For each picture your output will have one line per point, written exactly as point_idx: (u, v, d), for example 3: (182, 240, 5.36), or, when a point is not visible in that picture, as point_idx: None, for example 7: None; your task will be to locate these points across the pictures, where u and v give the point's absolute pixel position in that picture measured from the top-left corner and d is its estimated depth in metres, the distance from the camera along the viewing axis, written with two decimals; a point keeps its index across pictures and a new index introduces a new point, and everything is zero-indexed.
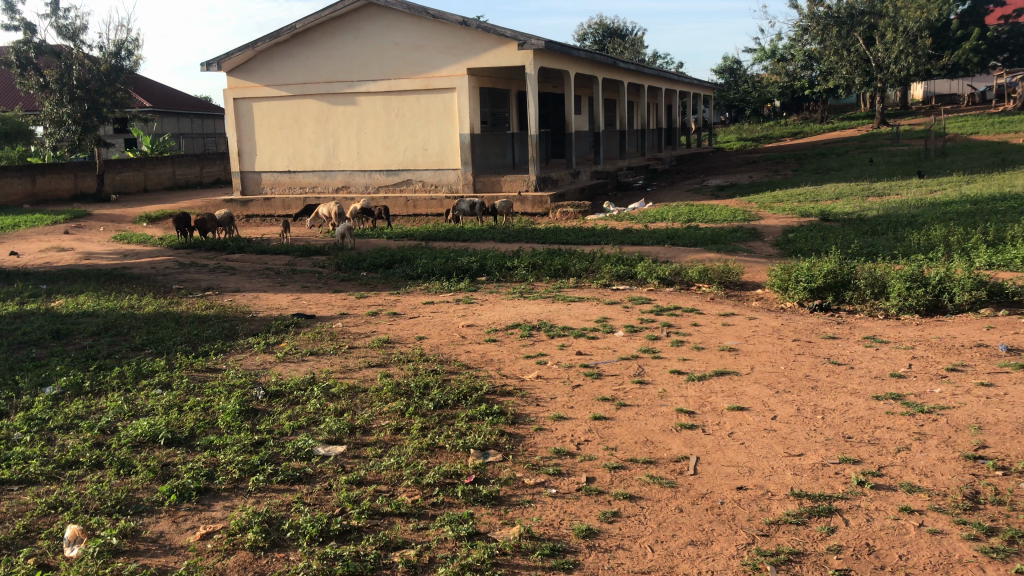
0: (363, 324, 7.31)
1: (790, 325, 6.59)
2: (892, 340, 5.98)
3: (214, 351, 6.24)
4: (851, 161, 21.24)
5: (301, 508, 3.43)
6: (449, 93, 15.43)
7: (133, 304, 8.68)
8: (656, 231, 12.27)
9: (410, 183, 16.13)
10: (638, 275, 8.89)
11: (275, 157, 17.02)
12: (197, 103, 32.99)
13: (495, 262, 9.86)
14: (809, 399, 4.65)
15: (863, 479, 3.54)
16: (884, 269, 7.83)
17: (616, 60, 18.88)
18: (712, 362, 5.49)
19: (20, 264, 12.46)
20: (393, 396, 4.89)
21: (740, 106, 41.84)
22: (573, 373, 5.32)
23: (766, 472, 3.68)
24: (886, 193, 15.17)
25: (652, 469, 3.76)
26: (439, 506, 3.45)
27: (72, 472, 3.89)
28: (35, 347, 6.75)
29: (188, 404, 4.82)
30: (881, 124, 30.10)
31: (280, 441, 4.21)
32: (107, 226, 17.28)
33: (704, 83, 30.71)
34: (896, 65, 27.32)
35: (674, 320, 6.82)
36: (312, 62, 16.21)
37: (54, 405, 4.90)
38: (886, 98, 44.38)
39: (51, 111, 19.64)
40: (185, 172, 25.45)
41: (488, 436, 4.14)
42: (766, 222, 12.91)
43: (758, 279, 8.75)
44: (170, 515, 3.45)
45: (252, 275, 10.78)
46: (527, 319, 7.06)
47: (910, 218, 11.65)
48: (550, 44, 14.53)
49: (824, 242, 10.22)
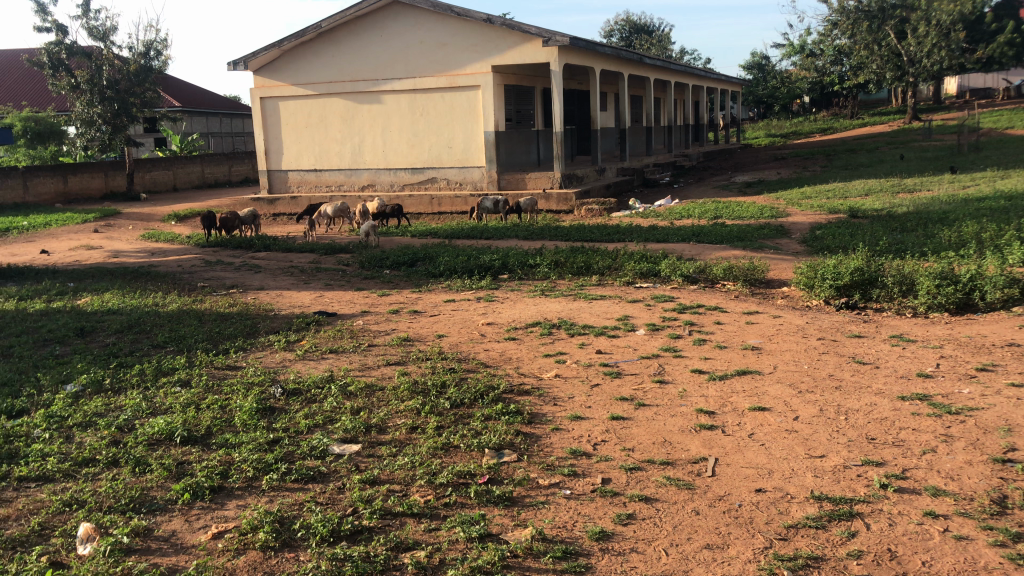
0: (384, 321, 7.30)
1: (815, 323, 6.47)
2: (920, 339, 5.85)
3: (235, 349, 6.24)
4: (882, 156, 20.93)
5: (314, 507, 3.41)
6: (473, 90, 15.39)
7: (157, 302, 8.73)
8: (681, 228, 12.16)
9: (435, 181, 16.12)
10: (662, 273, 8.79)
11: (301, 156, 17.09)
12: (226, 102, 33.30)
13: (517, 259, 9.80)
14: (833, 399, 4.55)
15: (885, 482, 3.45)
16: (912, 266, 7.69)
17: (643, 56, 18.71)
18: (734, 361, 5.39)
19: (49, 263, 12.62)
20: (409, 395, 4.86)
21: (768, 102, 41.40)
22: (592, 372, 5.26)
23: (786, 474, 3.60)
24: (917, 189, 14.93)
25: (669, 470, 3.69)
26: (452, 506, 3.41)
27: (88, 469, 3.90)
28: (59, 344, 6.80)
29: (206, 402, 4.83)
30: (913, 119, 29.65)
31: (295, 440, 4.20)
32: (136, 225, 17.44)
33: (733, 79, 30.40)
34: (928, 59, 26.87)
35: (697, 319, 6.73)
36: (338, 61, 16.25)
37: (74, 403, 4.93)
38: (918, 93, 43.70)
39: (82, 112, 19.91)
40: (213, 171, 25.68)
41: (504, 435, 4.09)
42: (793, 218, 12.73)
43: (785, 277, 8.63)
44: (182, 514, 3.45)
45: (277, 273, 10.81)
46: (547, 317, 7.00)
47: (941, 214, 11.44)
48: (575, 41, 14.43)
49: (852, 239, 10.07)
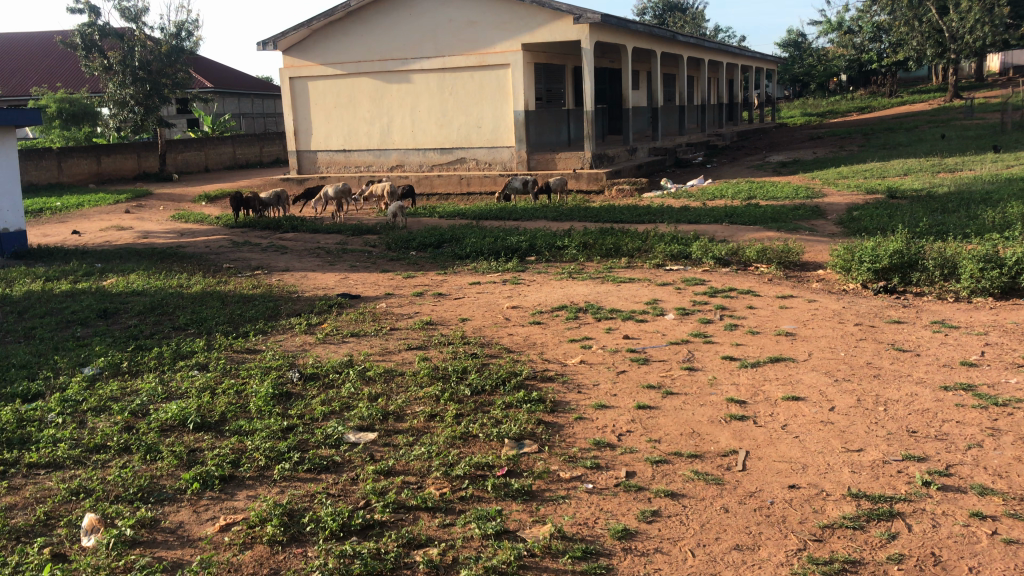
0: (407, 304, 7.16)
1: (853, 308, 6.22)
2: (963, 325, 5.60)
3: (255, 332, 6.14)
4: (921, 135, 20.37)
5: (326, 500, 3.29)
6: (503, 69, 15.15)
7: (181, 283, 8.67)
8: (714, 208, 11.88)
9: (464, 161, 15.94)
10: (693, 255, 8.56)
11: (331, 136, 16.99)
12: (257, 83, 33.33)
13: (545, 241, 9.61)
14: (871, 389, 4.33)
15: (928, 479, 3.23)
16: (955, 249, 7.41)
17: (676, 33, 18.28)
18: (767, 347, 5.18)
19: (80, 243, 12.66)
20: (429, 380, 4.72)
21: (805, 81, 40.53)
22: (618, 359, 5.08)
23: (822, 469, 3.40)
24: (958, 169, 14.49)
25: (698, 464, 3.51)
26: (468, 500, 3.26)
27: (99, 457, 3.83)
28: (81, 326, 6.76)
29: (222, 387, 4.73)
30: (954, 97, 28.87)
31: (310, 427, 4.08)
32: (167, 205, 17.48)
33: (768, 56, 29.75)
34: (971, 35, 26.11)
35: (728, 303, 6.51)
36: (367, 40, 16.09)
37: (89, 386, 4.87)
38: (959, 70, 42.54)
39: (115, 92, 20.00)
40: (245, 152, 25.71)
41: (525, 425, 3.93)
42: (829, 199, 12.39)
43: (820, 259, 8.37)
44: (191, 505, 3.37)
45: (303, 254, 10.74)
46: (574, 301, 6.80)
47: (984, 195, 11.03)
48: (607, 18, 14.10)
49: (891, 220, 9.75)
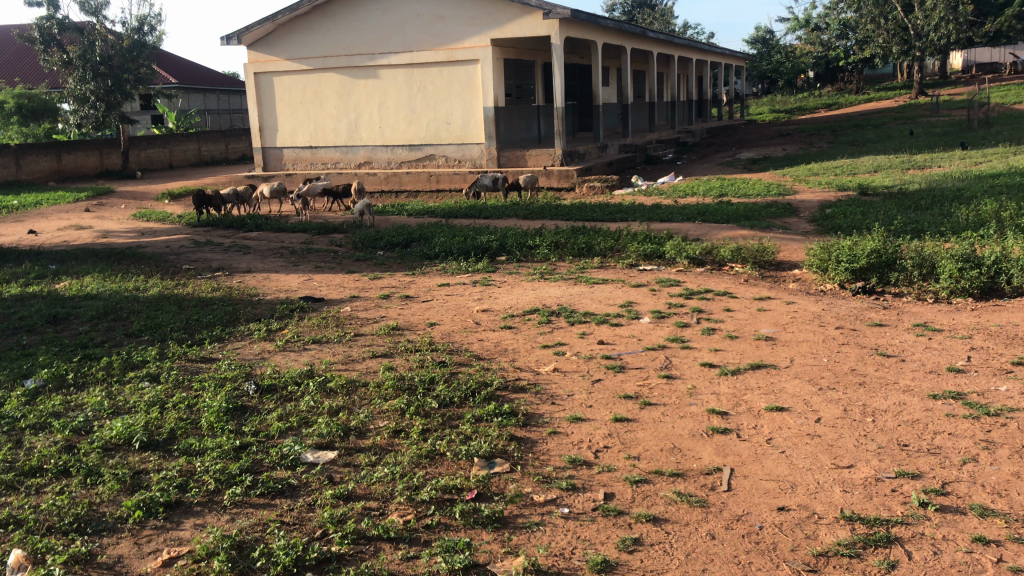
0: (373, 307, 6.89)
1: (832, 310, 6.04)
2: (946, 328, 5.43)
3: (211, 340, 5.84)
4: (890, 132, 20.39)
5: (279, 529, 3.03)
6: (472, 64, 14.87)
7: (138, 286, 8.32)
8: (686, 206, 11.73)
9: (433, 158, 15.65)
10: (667, 255, 8.36)
11: (297, 132, 16.60)
12: (222, 79, 32.66)
13: (516, 240, 9.38)
14: (857, 398, 4.14)
15: (925, 500, 3.04)
16: (932, 247, 7.28)
17: (645, 29, 18.12)
18: (747, 353, 4.98)
19: (35, 243, 12.20)
20: (394, 393, 4.45)
21: (773, 77, 40.59)
22: (593, 366, 4.85)
23: (811, 489, 3.20)
24: (927, 165, 14.46)
25: (680, 484, 3.29)
26: (434, 529, 3.02)
27: (34, 482, 3.52)
28: (28, 332, 6.42)
29: (173, 401, 4.42)
30: (919, 94, 29.03)
31: (265, 446, 3.80)
32: (129, 204, 16.97)
33: (737, 52, 29.72)
34: (935, 33, 26.27)
35: (705, 305, 6.30)
36: (333, 35, 15.72)
37: (30, 402, 4.55)
38: (925, 66, 42.90)
39: (75, 88, 19.43)
40: (210, 149, 25.17)
41: (495, 442, 3.69)
42: (801, 196, 12.29)
43: (795, 258, 8.22)
44: (133, 536, 3.08)
45: (267, 254, 10.40)
46: (546, 303, 6.56)
47: (955, 192, 10.97)
48: (577, 13, 13.89)
49: (865, 218, 9.63)
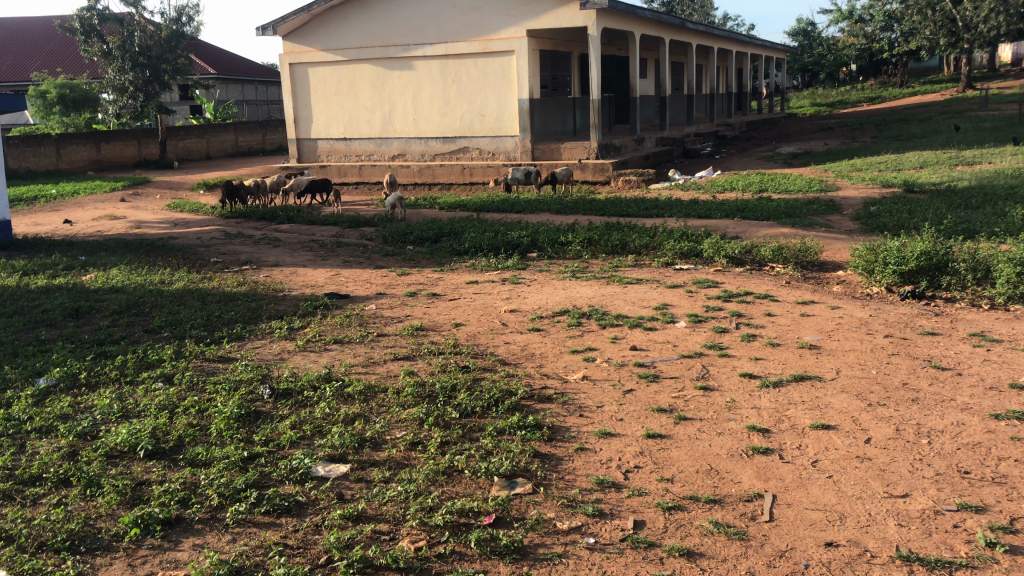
0: (398, 306, 6.67)
1: (881, 316, 5.68)
2: (1006, 339, 5.07)
3: (229, 338, 5.66)
4: (937, 126, 19.75)
5: (281, 555, 2.82)
6: (507, 56, 14.58)
7: (164, 279, 8.18)
8: (725, 201, 11.37)
9: (466, 150, 15.38)
10: (704, 253, 8.03)
11: (331, 124, 16.47)
12: (260, 69, 32.74)
13: (547, 236, 9.09)
14: (909, 416, 3.83)
15: (992, 540, 2.75)
16: (988, 250, 6.87)
17: (686, 21, 17.67)
18: (790, 363, 4.67)
19: (69, 233, 12.19)
20: (413, 401, 4.21)
21: (815, 70, 39.78)
22: (625, 375, 4.58)
23: (863, 522, 2.91)
24: (977, 162, 13.90)
25: (716, 512, 3.01)
26: (447, 559, 2.78)
27: (31, 491, 3.35)
28: (50, 328, 6.30)
29: (183, 406, 4.23)
30: (966, 88, 28.17)
31: (274, 458, 3.60)
32: (163, 194, 16.96)
33: (778, 44, 29.03)
34: (985, 24, 25.33)
35: (745, 308, 5.99)
36: (368, 26, 15.56)
37: (41, 402, 4.41)
38: (972, 61, 41.79)
39: (115, 78, 19.49)
40: (246, 140, 25.18)
41: (517, 459, 3.44)
42: (844, 192, 11.87)
43: (840, 259, 7.84)
44: (127, 557, 2.89)
45: (296, 247, 10.25)
46: (577, 304, 6.28)
47: (1007, 190, 10.48)
48: (615, 4, 13.55)
49: (912, 216, 9.20)
